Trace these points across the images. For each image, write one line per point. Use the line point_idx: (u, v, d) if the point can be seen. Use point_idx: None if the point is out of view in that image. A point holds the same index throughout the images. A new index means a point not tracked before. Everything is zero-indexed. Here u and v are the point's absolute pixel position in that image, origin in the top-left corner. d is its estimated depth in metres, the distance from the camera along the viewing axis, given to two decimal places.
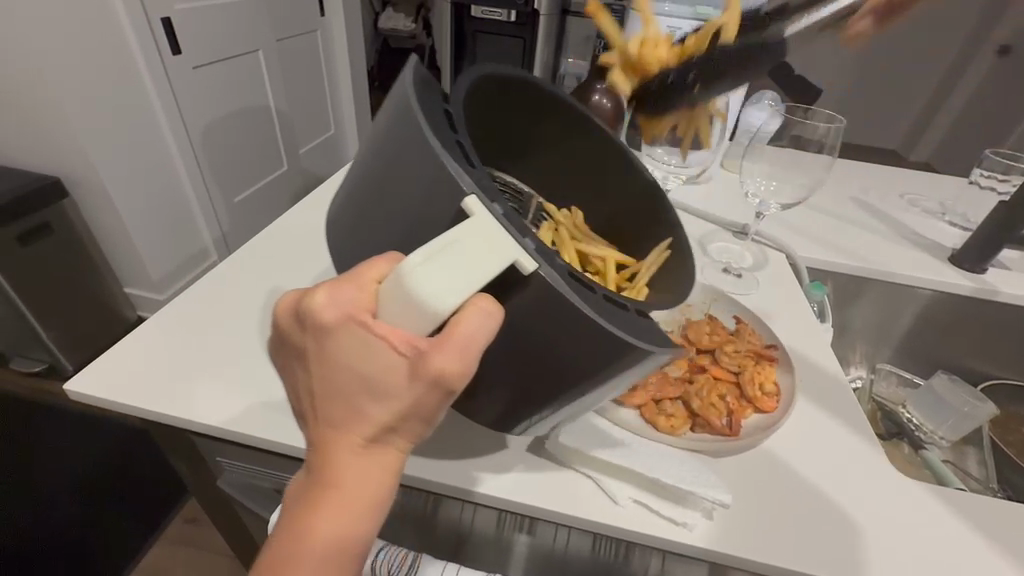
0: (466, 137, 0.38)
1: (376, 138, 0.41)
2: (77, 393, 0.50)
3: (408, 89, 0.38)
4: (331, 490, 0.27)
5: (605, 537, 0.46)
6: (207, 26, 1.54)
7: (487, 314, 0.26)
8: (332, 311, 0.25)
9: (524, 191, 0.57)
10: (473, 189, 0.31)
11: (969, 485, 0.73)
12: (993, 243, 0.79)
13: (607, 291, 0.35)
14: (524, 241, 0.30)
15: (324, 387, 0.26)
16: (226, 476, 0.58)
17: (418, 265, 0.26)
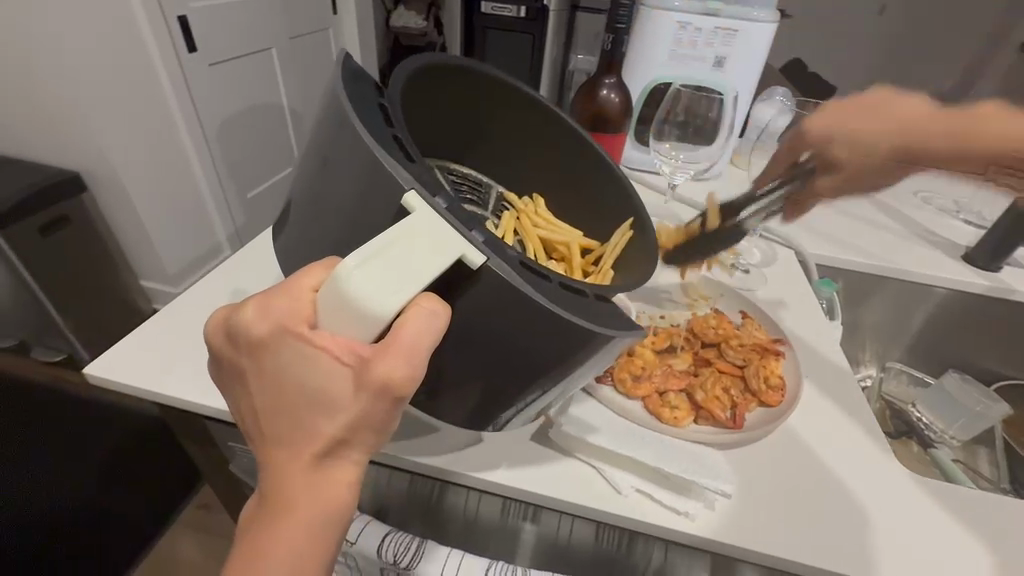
0: (402, 130, 0.39)
1: (314, 140, 0.42)
2: (95, 377, 0.52)
3: (340, 84, 0.39)
4: (288, 500, 0.29)
5: (608, 526, 0.47)
6: (222, 24, 1.56)
7: (433, 313, 0.29)
8: (264, 325, 0.29)
9: (483, 181, 0.60)
10: (410, 184, 0.33)
11: (979, 484, 0.73)
12: (1009, 241, 0.78)
13: (561, 279, 0.37)
14: (472, 235, 0.32)
15: (270, 394, 0.29)
16: (238, 461, 0.60)
17: (354, 269, 0.27)
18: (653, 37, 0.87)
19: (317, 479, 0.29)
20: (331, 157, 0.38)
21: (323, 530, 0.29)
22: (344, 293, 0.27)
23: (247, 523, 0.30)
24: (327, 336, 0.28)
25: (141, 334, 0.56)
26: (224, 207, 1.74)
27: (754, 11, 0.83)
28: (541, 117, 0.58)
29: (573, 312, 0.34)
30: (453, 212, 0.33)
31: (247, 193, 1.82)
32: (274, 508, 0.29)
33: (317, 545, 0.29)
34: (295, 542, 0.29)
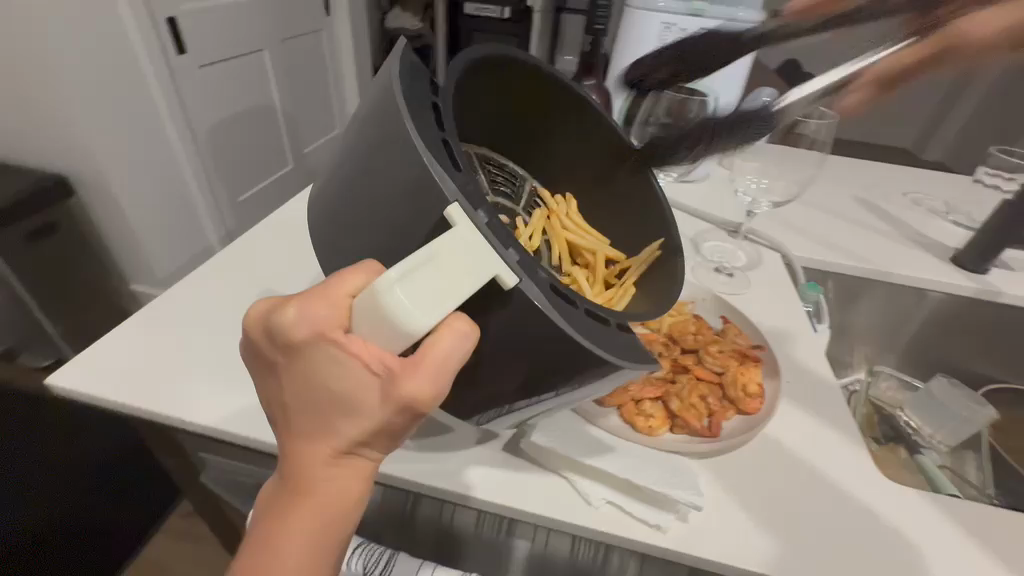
0: (452, 134, 0.37)
1: (360, 130, 0.40)
2: (58, 386, 0.52)
3: (395, 80, 0.38)
4: (303, 497, 0.29)
5: (583, 537, 0.45)
6: (210, 26, 1.54)
7: (460, 335, 0.28)
8: (302, 329, 0.28)
9: (518, 173, 0.57)
10: (455, 197, 0.32)
11: (966, 491, 0.71)
12: (995, 244, 0.77)
13: (589, 305, 0.35)
14: (507, 253, 0.31)
15: (299, 396, 0.29)
16: (210, 471, 0.59)
17: (394, 284, 0.26)
18: (636, 38, 0.87)
19: (332, 481, 0.29)
20: (380, 157, 0.36)
21: (333, 531, 0.29)
22: (380, 307, 0.26)
23: (259, 515, 0.30)
24: (360, 344, 0.27)
25: (105, 344, 0.56)
26: (216, 210, 1.73)
27: (738, 12, 0.83)
28: (587, 121, 0.55)
29: (596, 342, 0.33)
30: (495, 229, 0.31)
31: (238, 196, 1.81)
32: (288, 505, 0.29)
33: (325, 546, 0.29)
34: (304, 542, 0.29)
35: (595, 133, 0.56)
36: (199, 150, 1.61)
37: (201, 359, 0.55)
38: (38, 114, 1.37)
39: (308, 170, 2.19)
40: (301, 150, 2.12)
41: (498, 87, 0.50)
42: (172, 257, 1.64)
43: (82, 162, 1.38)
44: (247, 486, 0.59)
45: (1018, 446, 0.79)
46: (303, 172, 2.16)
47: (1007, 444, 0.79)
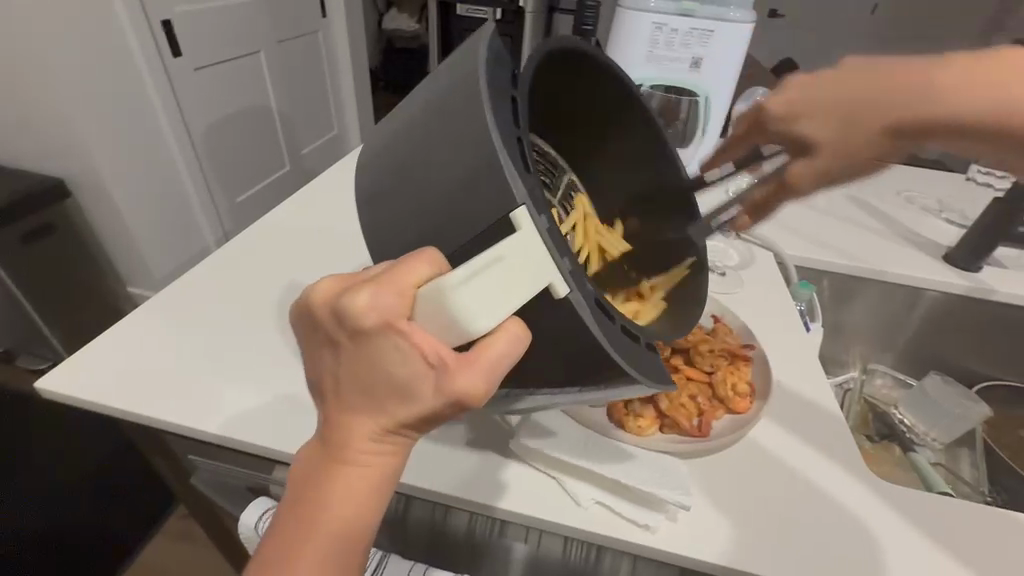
0: (527, 133, 0.34)
1: (432, 108, 0.37)
2: (47, 390, 0.53)
3: (479, 68, 0.34)
4: (348, 469, 0.29)
5: (574, 538, 0.46)
6: (205, 28, 1.54)
7: (513, 338, 0.29)
8: (371, 315, 0.27)
9: (559, 163, 0.51)
10: (524, 199, 0.30)
11: (958, 488, 0.72)
12: (987, 241, 0.77)
13: (625, 322, 0.34)
14: (563, 262, 0.29)
15: (355, 378, 0.28)
16: (201, 474, 0.59)
17: (460, 285, 0.27)
18: (628, 37, 0.87)
19: (374, 458, 0.29)
20: (448, 141, 0.35)
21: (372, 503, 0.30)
22: (444, 304, 0.26)
23: (303, 481, 0.30)
24: (422, 335, 0.27)
25: (96, 345, 0.56)
26: (214, 212, 1.73)
27: (728, 11, 0.84)
28: (653, 126, 0.51)
29: (625, 360, 0.32)
30: (554, 236, 0.30)
31: (236, 197, 1.81)
32: (332, 476, 0.29)
33: (364, 518, 0.30)
34: (346, 511, 0.30)
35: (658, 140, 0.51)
36: (195, 152, 1.61)
37: (192, 361, 0.55)
38: (33, 117, 1.36)
39: (305, 171, 2.19)
40: (298, 151, 2.11)
41: (568, 81, 0.46)
42: (170, 259, 1.63)
43: (78, 164, 1.38)
44: (238, 489, 0.59)
45: (1012, 443, 0.79)
46: (300, 173, 2.15)
47: (1000, 441, 0.79)
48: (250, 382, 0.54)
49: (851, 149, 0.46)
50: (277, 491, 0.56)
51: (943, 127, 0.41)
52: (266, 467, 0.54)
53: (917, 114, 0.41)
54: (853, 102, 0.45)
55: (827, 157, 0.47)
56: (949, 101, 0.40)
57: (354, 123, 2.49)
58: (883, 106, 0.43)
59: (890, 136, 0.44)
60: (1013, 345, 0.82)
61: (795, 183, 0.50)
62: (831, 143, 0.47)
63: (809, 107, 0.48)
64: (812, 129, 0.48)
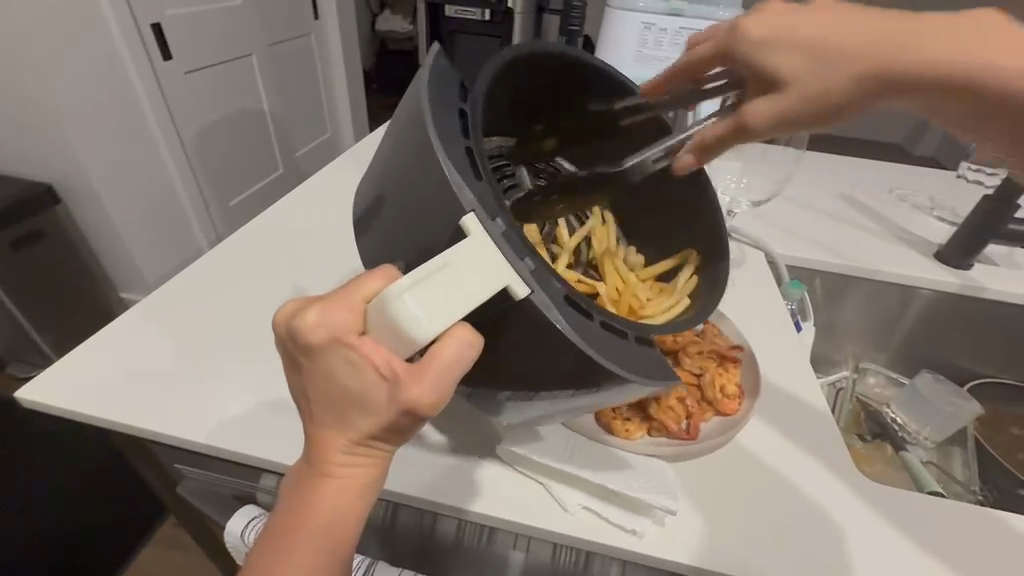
0: (478, 142, 0.36)
1: (396, 133, 0.40)
2: (28, 400, 0.52)
3: (423, 91, 0.37)
4: (319, 486, 0.29)
5: (564, 545, 0.45)
6: (194, 31, 1.53)
7: (464, 343, 0.28)
8: (319, 331, 0.27)
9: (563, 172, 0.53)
10: (472, 207, 0.32)
11: (950, 488, 0.72)
12: (978, 239, 0.77)
13: (605, 316, 0.33)
14: (522, 264, 0.30)
15: (316, 394, 0.28)
16: (187, 483, 0.58)
17: (405, 292, 0.26)
18: (617, 37, 0.87)
19: (344, 473, 0.29)
20: (407, 159, 0.36)
21: (349, 518, 0.30)
22: (391, 313, 0.26)
23: (281, 499, 0.30)
24: (371, 346, 0.27)
25: (81, 353, 0.55)
26: (206, 216, 1.72)
27: (718, 11, 0.84)
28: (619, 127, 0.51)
29: (603, 353, 0.32)
30: (510, 239, 0.31)
31: (228, 201, 1.80)
32: (307, 491, 0.29)
33: (342, 533, 0.30)
34: (321, 530, 0.29)
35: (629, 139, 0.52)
36: (187, 155, 1.59)
37: (177, 367, 0.55)
38: (22, 122, 1.35)
39: (299, 173, 2.18)
40: (291, 153, 2.11)
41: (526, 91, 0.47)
42: (162, 265, 1.62)
43: (67, 168, 1.36)
44: (224, 496, 0.59)
45: (1005, 441, 0.79)
46: (294, 176, 2.14)
47: (993, 439, 0.79)
48: (234, 389, 0.53)
49: (819, 92, 0.33)
50: (264, 498, 0.56)
51: (905, 83, 0.31)
52: (252, 475, 0.53)
53: (887, 64, 0.31)
54: (835, 35, 0.33)
55: (793, 97, 0.34)
56: (902, 57, 0.31)
57: (348, 125, 2.49)
58: (868, 48, 0.32)
59: (864, 85, 0.32)
60: (1005, 342, 0.82)
61: (747, 125, 0.36)
62: (802, 79, 0.34)
63: (791, 29, 0.34)
64: (788, 59, 0.34)
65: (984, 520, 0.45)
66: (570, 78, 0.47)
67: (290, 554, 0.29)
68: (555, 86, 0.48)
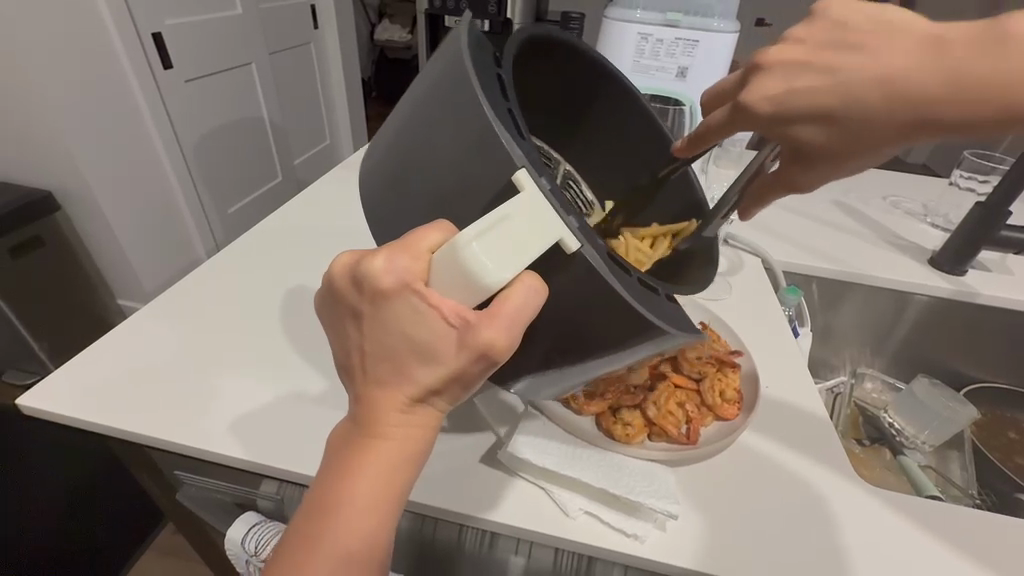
0: (516, 105, 0.37)
1: (419, 96, 0.40)
2: (28, 408, 0.51)
3: (462, 47, 0.37)
4: (374, 445, 0.28)
5: (566, 551, 0.46)
6: (195, 40, 1.53)
7: (532, 290, 0.28)
8: (388, 277, 0.28)
9: (553, 156, 0.55)
10: (523, 162, 0.32)
11: (948, 492, 0.72)
12: (971, 246, 0.78)
13: (640, 274, 0.36)
14: (570, 219, 0.31)
15: (375, 345, 0.28)
16: (187, 489, 0.58)
17: (474, 241, 0.27)
18: (615, 48, 0.89)
19: (403, 426, 0.28)
20: (441, 120, 0.36)
21: (400, 484, 0.29)
22: (462, 260, 0.27)
23: (329, 458, 0.30)
24: (439, 296, 0.27)
25: (83, 360, 0.55)
26: (205, 223, 1.73)
27: (713, 22, 0.84)
28: (624, 105, 0.53)
29: (643, 304, 0.33)
30: (556, 195, 0.31)
31: (227, 208, 1.81)
32: (358, 452, 0.29)
33: (391, 500, 0.29)
34: (374, 488, 0.28)
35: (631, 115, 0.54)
36: (186, 162, 1.60)
37: (179, 373, 0.54)
38: (19, 130, 1.34)
39: (298, 180, 2.19)
40: (291, 161, 2.12)
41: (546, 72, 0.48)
42: (161, 273, 1.62)
43: (67, 175, 1.36)
44: (225, 503, 0.59)
45: (1000, 444, 0.80)
46: (293, 183, 2.16)
47: (989, 443, 0.79)
48: (235, 396, 0.53)
49: (856, 157, 0.34)
50: (264, 505, 0.56)
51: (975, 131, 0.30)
52: (254, 482, 0.53)
53: (943, 123, 0.30)
54: (882, 94, 0.31)
55: (840, 145, 0.34)
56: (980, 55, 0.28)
57: (347, 132, 2.52)
58: (897, 115, 0.31)
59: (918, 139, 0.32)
60: (999, 346, 0.83)
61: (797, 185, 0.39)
62: (828, 149, 0.35)
63: (804, 96, 0.34)
64: (820, 131, 0.34)
65: (982, 522, 0.46)
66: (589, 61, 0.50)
67: (340, 515, 0.28)
68: (574, 63, 0.49)
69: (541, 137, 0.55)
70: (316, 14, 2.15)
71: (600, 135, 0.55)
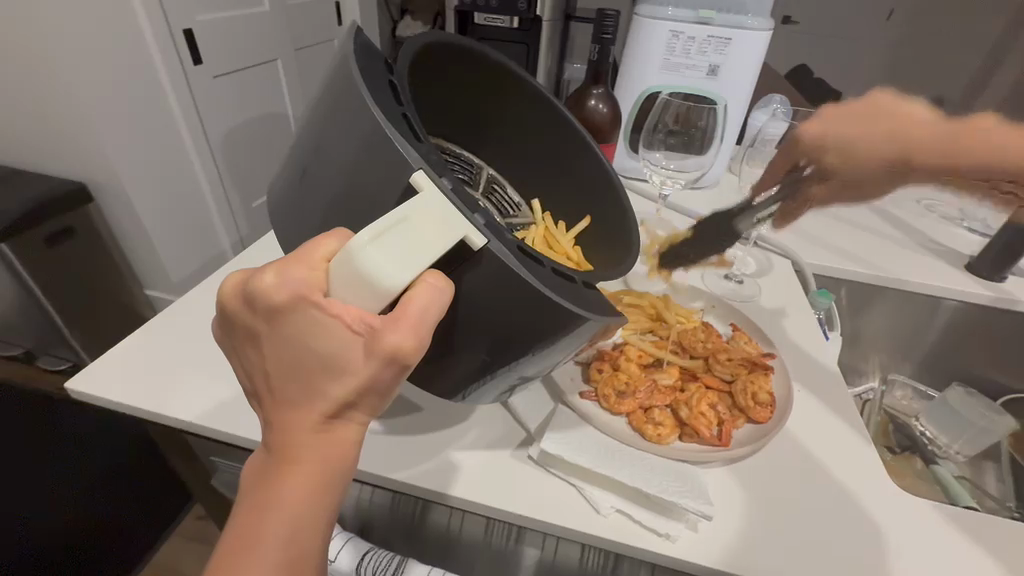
0: (411, 109, 0.38)
1: (317, 106, 0.41)
2: (77, 391, 0.52)
3: (349, 54, 0.39)
4: (293, 463, 0.28)
5: (593, 547, 0.46)
6: (224, 36, 1.55)
7: (436, 289, 0.28)
8: (281, 292, 0.27)
9: (475, 163, 0.58)
10: (418, 164, 0.32)
11: (984, 503, 0.71)
12: (1012, 251, 0.75)
13: (556, 265, 0.36)
14: (475, 217, 0.32)
15: (279, 360, 0.28)
16: (219, 475, 0.60)
17: (366, 246, 0.27)
18: (644, 47, 0.88)
19: (322, 439, 0.28)
20: (335, 126, 0.37)
21: (320, 507, 0.28)
22: (357, 267, 0.26)
23: (247, 483, 0.29)
24: (339, 304, 0.27)
25: (124, 347, 0.57)
26: (230, 217, 1.73)
27: (746, 20, 0.83)
28: (544, 110, 0.55)
29: (560, 295, 0.34)
30: (457, 192, 0.32)
31: (251, 203, 1.80)
32: (277, 472, 0.28)
33: (312, 524, 0.28)
34: (297, 507, 0.28)
35: (548, 127, 0.56)
36: (212, 154, 1.60)
37: (215, 361, 0.56)
38: (56, 124, 1.39)
39: None
40: None
41: (456, 78, 0.51)
42: (185, 265, 1.65)
43: (99, 167, 1.41)
44: None
45: None
46: None
47: None
48: None
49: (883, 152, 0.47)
50: None
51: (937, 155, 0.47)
52: None
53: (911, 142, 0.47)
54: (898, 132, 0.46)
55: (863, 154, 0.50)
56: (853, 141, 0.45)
57: None
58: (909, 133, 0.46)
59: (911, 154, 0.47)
60: None
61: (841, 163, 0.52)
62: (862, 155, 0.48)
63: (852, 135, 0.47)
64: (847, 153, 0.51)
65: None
66: (490, 73, 0.53)
67: (264, 541, 0.27)
68: (473, 71, 0.52)
69: (462, 145, 0.57)
70: (340, 11, 2.17)
71: (514, 139, 0.57)
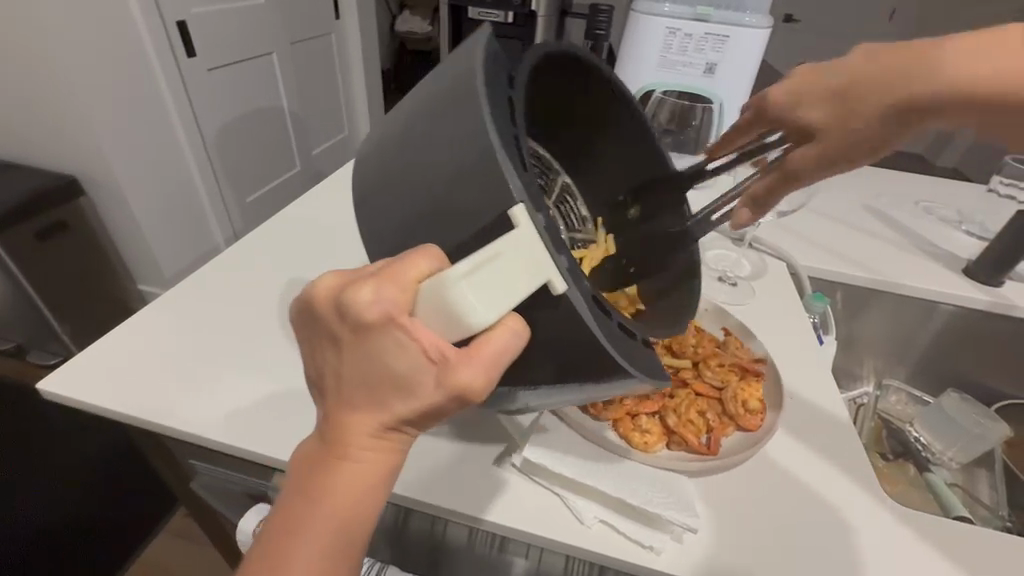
0: (524, 134, 0.34)
1: (431, 108, 0.37)
2: (51, 393, 0.51)
3: (477, 67, 0.35)
4: (344, 466, 0.27)
5: (578, 558, 0.45)
6: (218, 28, 1.53)
7: (514, 334, 0.27)
8: (370, 309, 0.25)
9: (554, 168, 0.51)
10: (522, 197, 0.30)
11: (977, 513, 0.70)
12: (1010, 255, 0.74)
13: (621, 318, 0.34)
14: (560, 259, 0.30)
15: (353, 373, 0.26)
16: (200, 478, 0.59)
17: (463, 281, 0.25)
18: (640, 43, 0.86)
19: (375, 451, 0.27)
20: (448, 139, 0.34)
21: (362, 515, 0.27)
22: (447, 300, 0.25)
23: (296, 473, 0.28)
24: (426, 331, 0.25)
25: (101, 347, 0.55)
26: (224, 212, 1.72)
27: (743, 17, 0.82)
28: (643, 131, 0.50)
29: (624, 355, 0.32)
30: (551, 233, 0.30)
31: (247, 197, 1.79)
32: (327, 471, 0.27)
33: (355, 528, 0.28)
34: (339, 508, 0.27)
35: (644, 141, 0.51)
36: (205, 148, 1.58)
37: (195, 363, 0.55)
38: (45, 116, 1.37)
39: (316, 171, 2.19)
40: (309, 152, 2.12)
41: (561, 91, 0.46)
42: (182, 259, 1.64)
43: (90, 160, 1.39)
44: (236, 493, 0.59)
45: None
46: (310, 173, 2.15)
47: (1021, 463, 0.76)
48: (248, 385, 0.53)
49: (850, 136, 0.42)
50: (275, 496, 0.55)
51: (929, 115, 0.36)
52: (264, 475, 0.53)
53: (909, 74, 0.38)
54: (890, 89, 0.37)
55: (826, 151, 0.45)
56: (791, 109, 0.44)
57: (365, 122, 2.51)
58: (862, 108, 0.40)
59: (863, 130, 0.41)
60: None
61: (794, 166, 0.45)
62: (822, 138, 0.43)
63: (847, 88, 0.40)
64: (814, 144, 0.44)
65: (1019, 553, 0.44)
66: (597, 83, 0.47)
67: (306, 534, 0.27)
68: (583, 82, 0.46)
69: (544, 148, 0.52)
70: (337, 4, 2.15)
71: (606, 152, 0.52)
